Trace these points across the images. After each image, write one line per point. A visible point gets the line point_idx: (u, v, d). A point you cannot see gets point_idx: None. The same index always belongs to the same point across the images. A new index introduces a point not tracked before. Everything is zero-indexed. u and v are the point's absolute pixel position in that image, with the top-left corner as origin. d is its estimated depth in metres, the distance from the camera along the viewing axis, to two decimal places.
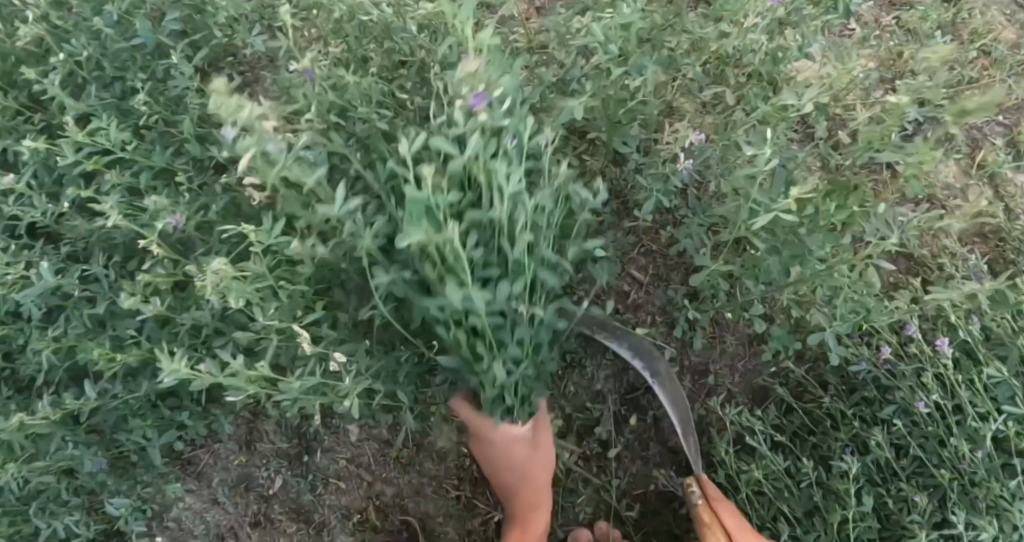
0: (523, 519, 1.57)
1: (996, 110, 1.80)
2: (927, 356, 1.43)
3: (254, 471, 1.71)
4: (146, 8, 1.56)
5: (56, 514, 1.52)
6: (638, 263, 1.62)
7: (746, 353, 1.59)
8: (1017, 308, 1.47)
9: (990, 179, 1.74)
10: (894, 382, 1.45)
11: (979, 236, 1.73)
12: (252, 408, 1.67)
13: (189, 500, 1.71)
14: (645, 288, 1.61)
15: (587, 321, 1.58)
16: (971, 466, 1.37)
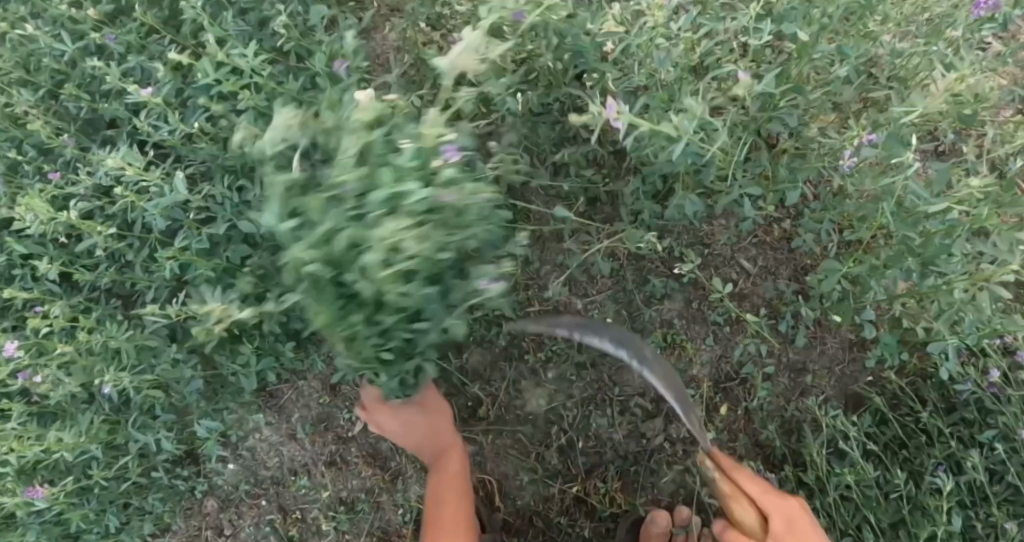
0: (601, 495, 1.57)
1: None
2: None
3: (336, 412, 1.73)
4: None
5: (149, 427, 1.56)
6: (748, 254, 1.59)
7: (846, 357, 1.57)
8: None
9: None
10: (999, 406, 1.41)
11: None
12: (344, 351, 1.70)
13: (266, 432, 1.74)
14: (753, 279, 1.58)
15: (691, 306, 1.56)
16: None
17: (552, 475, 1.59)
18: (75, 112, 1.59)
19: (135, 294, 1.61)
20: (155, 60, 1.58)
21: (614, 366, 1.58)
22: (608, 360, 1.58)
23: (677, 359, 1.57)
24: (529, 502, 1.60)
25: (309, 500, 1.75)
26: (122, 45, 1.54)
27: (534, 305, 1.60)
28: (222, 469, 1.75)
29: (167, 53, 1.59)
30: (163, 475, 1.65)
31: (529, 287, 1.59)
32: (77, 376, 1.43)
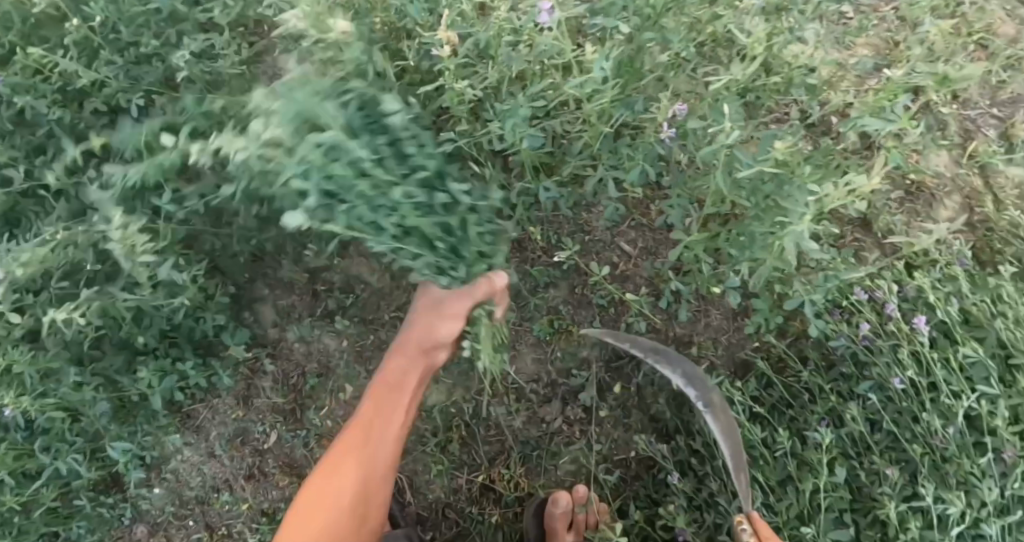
0: (505, 481, 1.62)
1: (990, 102, 1.83)
2: (901, 332, 1.45)
3: (250, 426, 1.77)
4: None
5: (60, 452, 1.60)
6: (627, 236, 1.65)
7: (729, 327, 1.63)
8: (995, 293, 1.52)
9: (980, 170, 1.77)
10: (870, 358, 1.48)
11: (967, 225, 1.75)
12: (252, 364, 1.74)
13: (186, 453, 1.78)
14: (633, 260, 1.65)
15: (575, 291, 1.63)
16: (942, 442, 1.40)
17: (459, 467, 1.64)
18: None
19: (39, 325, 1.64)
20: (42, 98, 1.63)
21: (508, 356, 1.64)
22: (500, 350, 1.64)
23: (566, 344, 1.62)
24: (440, 495, 1.65)
25: (233, 515, 1.78)
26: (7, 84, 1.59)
27: (427, 306, 1.69)
28: (147, 494, 1.78)
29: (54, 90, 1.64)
30: (85, 503, 1.69)
31: (419, 289, 1.69)
32: None
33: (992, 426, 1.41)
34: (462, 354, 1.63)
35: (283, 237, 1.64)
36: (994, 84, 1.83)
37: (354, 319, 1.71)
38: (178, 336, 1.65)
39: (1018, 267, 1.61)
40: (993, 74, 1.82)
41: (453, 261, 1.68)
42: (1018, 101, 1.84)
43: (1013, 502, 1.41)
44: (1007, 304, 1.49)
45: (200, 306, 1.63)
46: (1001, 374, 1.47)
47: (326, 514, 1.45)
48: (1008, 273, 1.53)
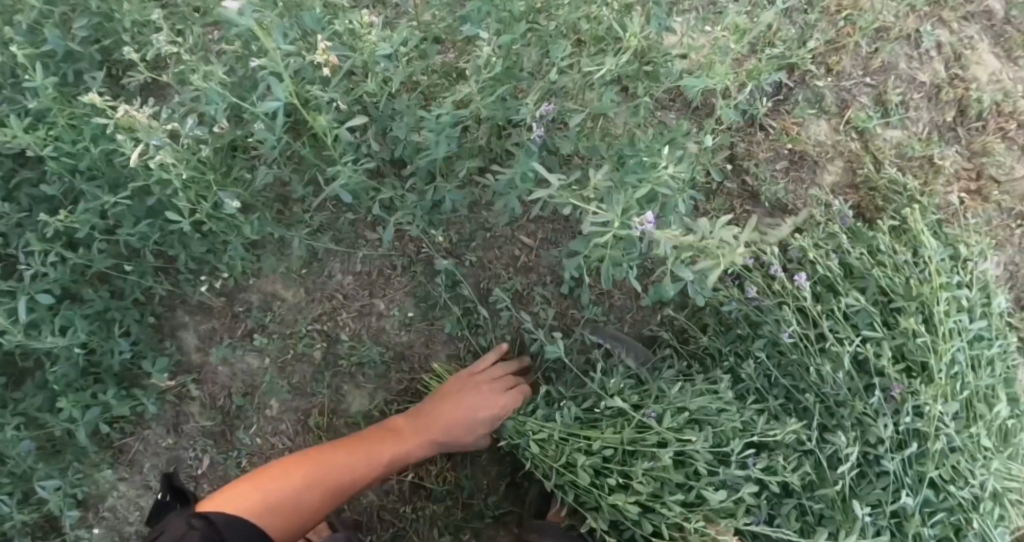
0: (433, 477, 1.65)
1: (863, 72, 1.93)
2: (784, 290, 1.54)
3: (182, 453, 1.78)
4: (54, 16, 1.59)
5: None
6: (526, 228, 1.70)
7: (634, 305, 1.71)
8: (875, 245, 1.62)
9: (858, 135, 1.89)
10: (762, 318, 1.55)
11: (852, 187, 1.85)
12: (178, 391, 1.75)
13: (122, 487, 1.80)
14: (534, 250, 1.69)
15: (481, 285, 1.69)
16: (834, 388, 1.48)
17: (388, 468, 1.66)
18: None
19: None
20: None
21: (425, 354, 1.69)
22: (417, 351, 1.68)
23: (476, 339, 1.67)
24: (373, 499, 1.67)
25: None
26: None
27: (343, 315, 1.70)
28: (86, 534, 1.77)
29: None
30: None
31: (333, 298, 1.71)
32: None
33: (880, 367, 1.50)
34: (379, 358, 1.67)
35: (198, 261, 1.67)
36: (866, 54, 1.93)
37: (273, 335, 1.72)
38: (100, 369, 1.66)
39: (897, 221, 1.70)
40: (862, 46, 1.93)
41: (363, 269, 1.70)
42: (889, 69, 1.94)
43: (908, 436, 1.49)
44: (885, 254, 1.60)
45: (119, 338, 1.64)
46: (885, 319, 1.58)
47: (268, 509, 1.38)
48: (885, 225, 1.63)
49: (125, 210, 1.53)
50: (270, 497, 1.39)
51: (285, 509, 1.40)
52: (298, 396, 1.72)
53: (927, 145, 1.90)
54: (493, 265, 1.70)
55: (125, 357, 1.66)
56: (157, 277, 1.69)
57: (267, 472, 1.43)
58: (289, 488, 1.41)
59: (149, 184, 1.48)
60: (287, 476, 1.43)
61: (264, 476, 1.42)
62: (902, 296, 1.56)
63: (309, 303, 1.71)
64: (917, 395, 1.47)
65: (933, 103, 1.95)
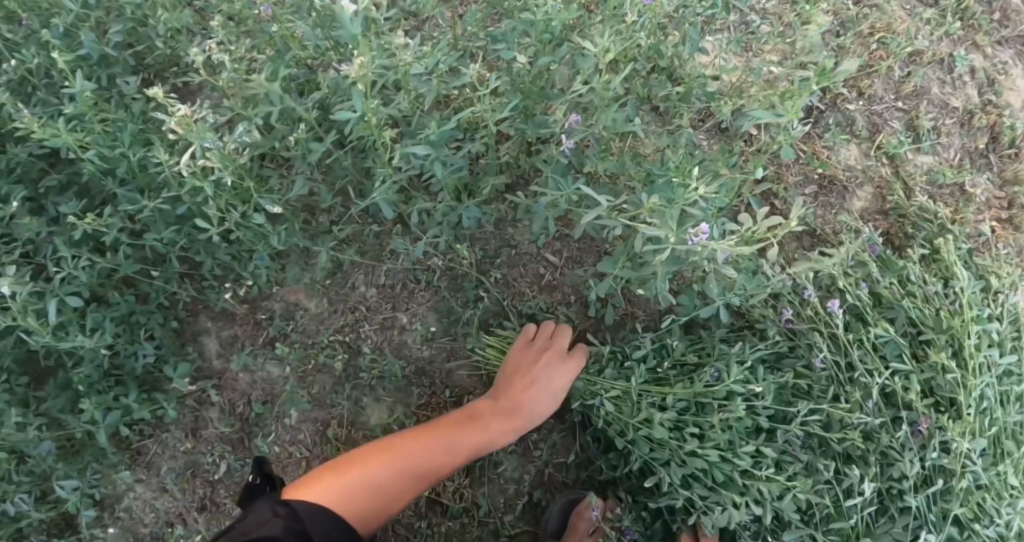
0: (450, 493, 1.64)
1: (895, 96, 1.91)
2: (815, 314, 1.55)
3: (200, 458, 1.78)
4: (91, 21, 1.60)
5: (7, 493, 1.61)
6: (552, 246, 1.69)
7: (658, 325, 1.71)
8: (905, 275, 1.60)
9: (889, 160, 1.86)
10: (793, 342, 1.57)
11: (881, 213, 1.83)
12: (199, 395, 1.75)
13: (139, 489, 1.79)
14: (560, 269, 1.68)
15: (503, 302, 1.67)
16: (862, 420, 1.48)
17: None
18: None
19: None
20: None
21: (446, 369, 1.68)
22: (439, 366, 1.68)
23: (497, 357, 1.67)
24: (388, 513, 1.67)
25: None
26: None
27: (365, 327, 1.70)
28: (101, 533, 1.77)
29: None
30: None
31: (356, 310, 1.70)
32: None
33: (908, 400, 1.49)
34: (399, 372, 1.67)
35: (224, 268, 1.67)
36: (898, 78, 1.91)
37: (295, 344, 1.72)
38: (121, 372, 1.66)
39: (927, 250, 1.68)
40: (894, 70, 1.91)
41: (387, 282, 1.70)
42: (922, 93, 1.92)
43: (933, 472, 1.47)
44: (914, 284, 1.58)
45: (143, 342, 1.65)
46: (914, 351, 1.56)
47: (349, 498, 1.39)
48: (915, 254, 1.61)
49: (153, 216, 1.53)
50: (350, 487, 1.40)
51: (366, 497, 1.42)
52: (318, 407, 1.71)
53: (959, 172, 1.87)
54: (518, 283, 1.69)
55: (148, 361, 1.67)
56: (181, 282, 1.69)
57: (349, 461, 1.45)
58: (369, 474, 1.43)
59: (178, 191, 1.48)
60: (367, 465, 1.45)
61: (343, 466, 1.44)
62: (931, 328, 1.54)
63: (331, 315, 1.71)
64: (944, 431, 1.46)
65: (965, 129, 1.92)
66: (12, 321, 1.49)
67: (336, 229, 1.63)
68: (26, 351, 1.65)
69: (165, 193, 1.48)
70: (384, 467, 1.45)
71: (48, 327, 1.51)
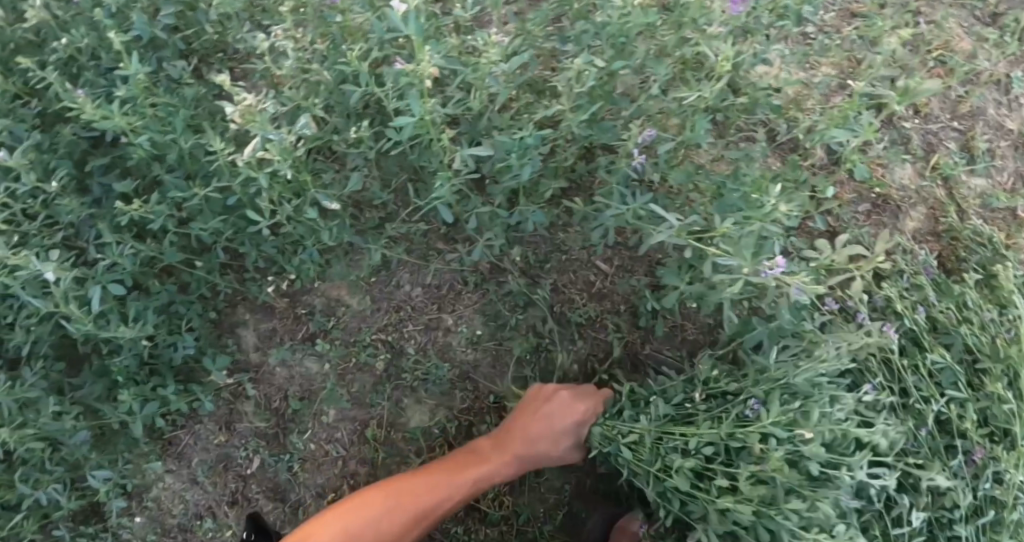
0: (490, 499, 1.65)
1: (951, 115, 1.87)
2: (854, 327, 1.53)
3: (233, 451, 1.75)
4: (142, 1, 1.56)
5: (40, 482, 1.57)
6: (603, 254, 1.66)
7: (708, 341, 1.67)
8: (961, 301, 1.58)
9: (943, 181, 1.82)
10: (846, 366, 1.54)
11: (933, 235, 1.80)
12: (235, 388, 1.73)
13: (168, 480, 1.75)
14: (610, 278, 1.66)
15: (553, 308, 1.65)
16: (914, 446, 1.48)
17: None
18: None
19: (21, 355, 1.61)
20: (21, 122, 1.61)
21: (490, 374, 1.67)
22: (484, 371, 1.66)
23: (543, 364, 1.66)
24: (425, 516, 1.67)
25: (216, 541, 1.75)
26: None
27: (409, 328, 1.68)
28: (128, 523, 1.73)
29: (34, 116, 1.63)
30: (65, 532, 1.67)
31: (401, 310, 1.68)
32: None
33: (963, 429, 1.48)
34: (444, 375, 1.65)
35: (268, 262, 1.64)
36: (955, 98, 1.88)
37: (336, 342, 1.70)
38: (159, 363, 1.63)
39: (982, 275, 1.65)
40: (951, 89, 1.88)
41: (433, 283, 1.68)
42: (978, 114, 1.88)
43: (984, 503, 1.46)
44: (972, 311, 1.56)
45: (183, 333, 1.62)
46: (968, 379, 1.54)
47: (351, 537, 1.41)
48: (972, 280, 1.59)
49: (202, 205, 1.49)
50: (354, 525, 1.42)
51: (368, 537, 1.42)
52: (358, 407, 1.69)
53: (1012, 196, 1.84)
54: (567, 290, 1.67)
55: (187, 353, 1.64)
56: (222, 274, 1.66)
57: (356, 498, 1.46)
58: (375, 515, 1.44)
59: (231, 184, 1.44)
60: (371, 501, 1.46)
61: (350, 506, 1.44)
62: (988, 357, 1.52)
63: (375, 314, 1.68)
64: (997, 461, 1.46)
65: (1019, 152, 1.89)
66: (54, 309, 1.45)
67: (387, 226, 1.61)
68: (62, 337, 1.62)
69: (217, 183, 1.44)
70: (389, 505, 1.46)
71: (90, 315, 1.48)
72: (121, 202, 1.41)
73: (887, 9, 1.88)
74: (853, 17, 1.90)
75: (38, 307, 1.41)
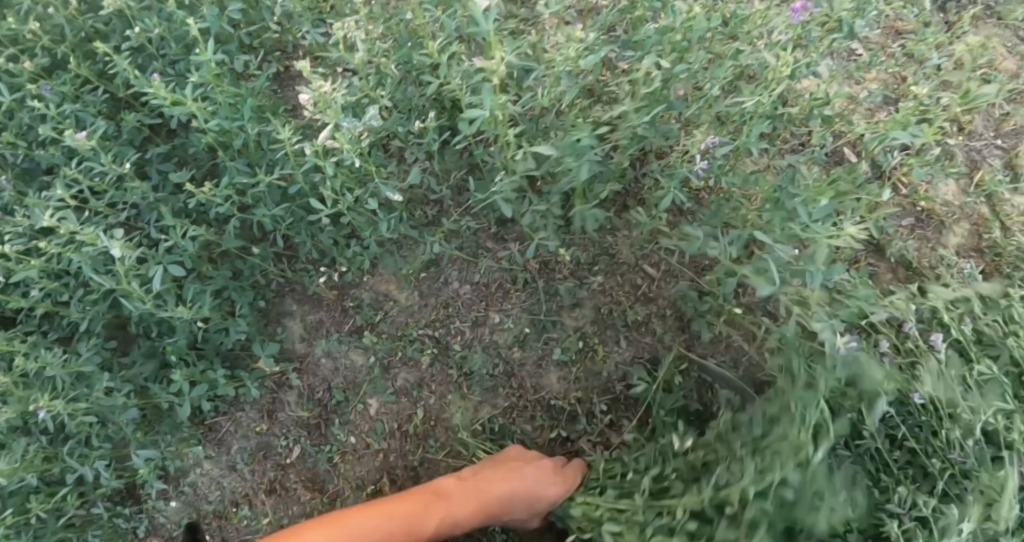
0: None
1: (994, 133, 1.88)
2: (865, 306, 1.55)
3: (273, 440, 1.75)
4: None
5: (86, 458, 1.58)
6: (651, 258, 1.69)
7: None
8: (1008, 314, 1.57)
9: (987, 199, 1.82)
10: (892, 375, 1.55)
11: (977, 251, 1.80)
12: (279, 376, 1.74)
13: (206, 466, 1.76)
14: (657, 281, 1.68)
15: (601, 312, 1.68)
16: (962, 456, 1.45)
17: None
18: (11, 160, 1.67)
19: (74, 332, 1.64)
20: (88, 108, 1.67)
21: (535, 375, 1.69)
22: (527, 369, 1.69)
23: (589, 365, 1.68)
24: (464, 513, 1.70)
25: (251, 530, 1.74)
26: (58, 95, 1.64)
27: (456, 323, 1.71)
28: (164, 506, 1.74)
29: (101, 102, 1.69)
30: (104, 511, 1.65)
31: (448, 306, 1.72)
32: (13, 406, 1.47)
33: (1011, 441, 1.45)
34: (484, 368, 1.69)
35: (320, 254, 1.68)
36: (999, 116, 1.89)
37: (383, 335, 1.73)
38: (207, 346, 1.66)
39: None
40: (995, 107, 1.89)
41: (481, 280, 1.71)
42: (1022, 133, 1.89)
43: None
44: (1019, 323, 1.54)
45: (236, 319, 1.64)
46: (1016, 391, 1.52)
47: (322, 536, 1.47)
48: (1018, 293, 1.59)
49: (265, 194, 1.54)
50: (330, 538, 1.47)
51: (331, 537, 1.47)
52: (402, 399, 1.72)
53: None
54: (614, 292, 1.69)
55: (238, 338, 1.66)
56: (275, 263, 1.70)
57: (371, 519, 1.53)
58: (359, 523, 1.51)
59: (295, 173, 1.48)
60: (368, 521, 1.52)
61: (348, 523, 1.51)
62: None
63: (420, 309, 1.72)
64: None
65: None
66: (117, 286, 1.48)
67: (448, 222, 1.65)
68: (116, 316, 1.66)
69: (282, 172, 1.49)
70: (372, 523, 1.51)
71: (149, 295, 1.51)
72: (188, 185, 1.46)
73: (934, 28, 1.90)
74: (898, 35, 1.93)
75: (105, 284, 1.45)
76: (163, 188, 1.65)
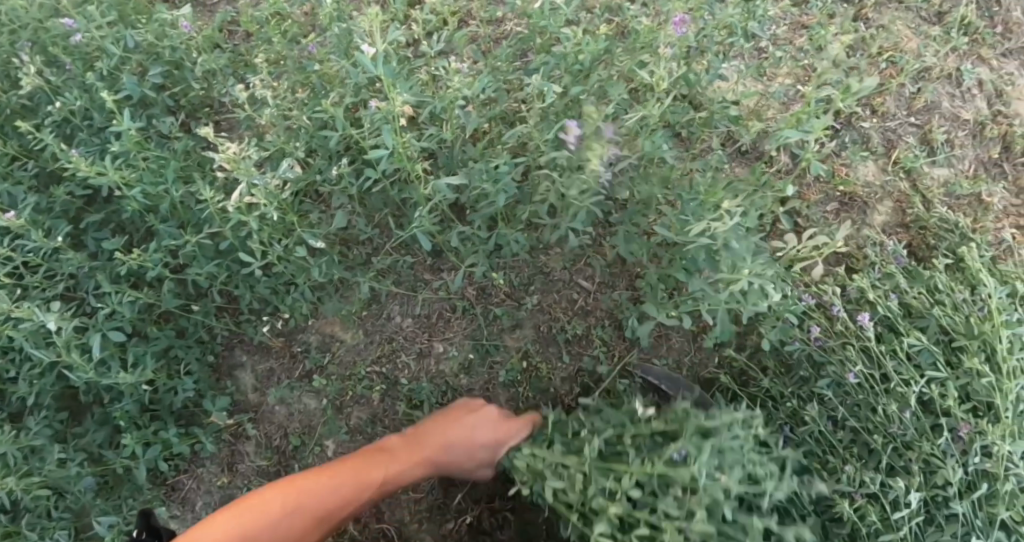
0: (490, 521, 1.73)
1: (907, 111, 1.94)
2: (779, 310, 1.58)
3: (235, 492, 1.76)
4: (131, 64, 1.69)
5: (47, 530, 1.58)
6: (584, 271, 1.73)
7: (691, 347, 1.73)
8: (932, 285, 1.62)
9: (906, 175, 1.88)
10: (826, 358, 1.58)
11: (902, 226, 1.85)
12: (234, 428, 1.76)
13: (172, 525, 1.76)
14: (593, 294, 1.72)
15: (541, 329, 1.72)
16: (901, 428, 1.48)
17: (446, 511, 1.74)
18: None
19: (25, 408, 1.65)
20: (19, 184, 1.69)
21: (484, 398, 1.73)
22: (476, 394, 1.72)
23: (534, 384, 1.72)
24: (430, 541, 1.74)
25: None
26: None
27: (401, 357, 1.74)
28: None
29: (32, 177, 1.72)
30: None
31: (392, 341, 1.75)
32: None
33: (946, 407, 1.49)
34: (433, 398, 1.72)
35: (261, 304, 1.70)
36: (909, 94, 1.94)
37: (332, 377, 1.75)
38: (158, 407, 1.68)
39: (951, 258, 1.70)
40: (904, 87, 1.94)
41: (422, 312, 1.75)
42: (933, 108, 1.94)
43: (977, 478, 1.46)
44: (942, 292, 1.59)
45: (182, 377, 1.67)
46: (947, 358, 1.56)
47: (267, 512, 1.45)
48: (940, 263, 1.64)
49: (197, 251, 1.57)
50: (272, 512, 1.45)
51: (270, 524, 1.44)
52: (358, 437, 1.74)
53: (975, 182, 1.88)
54: (553, 309, 1.73)
55: (188, 395, 1.68)
56: (219, 317, 1.72)
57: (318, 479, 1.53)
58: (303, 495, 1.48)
59: (223, 228, 1.52)
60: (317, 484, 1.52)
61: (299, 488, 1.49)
62: (964, 335, 1.54)
63: (366, 347, 1.75)
64: (984, 435, 1.45)
65: (978, 140, 1.93)
66: (57, 358, 1.50)
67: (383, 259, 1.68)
68: (65, 387, 1.67)
69: (209, 229, 1.52)
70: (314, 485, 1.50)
71: (91, 362, 1.53)
72: (117, 252, 1.48)
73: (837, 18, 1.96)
74: (803, 30, 1.95)
75: (44, 357, 1.46)
76: (100, 256, 1.67)
